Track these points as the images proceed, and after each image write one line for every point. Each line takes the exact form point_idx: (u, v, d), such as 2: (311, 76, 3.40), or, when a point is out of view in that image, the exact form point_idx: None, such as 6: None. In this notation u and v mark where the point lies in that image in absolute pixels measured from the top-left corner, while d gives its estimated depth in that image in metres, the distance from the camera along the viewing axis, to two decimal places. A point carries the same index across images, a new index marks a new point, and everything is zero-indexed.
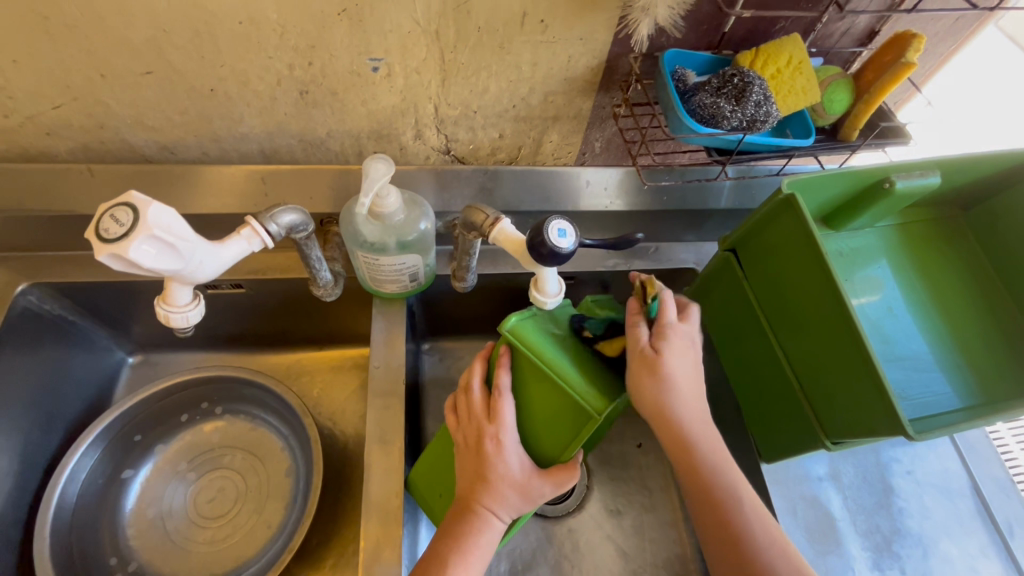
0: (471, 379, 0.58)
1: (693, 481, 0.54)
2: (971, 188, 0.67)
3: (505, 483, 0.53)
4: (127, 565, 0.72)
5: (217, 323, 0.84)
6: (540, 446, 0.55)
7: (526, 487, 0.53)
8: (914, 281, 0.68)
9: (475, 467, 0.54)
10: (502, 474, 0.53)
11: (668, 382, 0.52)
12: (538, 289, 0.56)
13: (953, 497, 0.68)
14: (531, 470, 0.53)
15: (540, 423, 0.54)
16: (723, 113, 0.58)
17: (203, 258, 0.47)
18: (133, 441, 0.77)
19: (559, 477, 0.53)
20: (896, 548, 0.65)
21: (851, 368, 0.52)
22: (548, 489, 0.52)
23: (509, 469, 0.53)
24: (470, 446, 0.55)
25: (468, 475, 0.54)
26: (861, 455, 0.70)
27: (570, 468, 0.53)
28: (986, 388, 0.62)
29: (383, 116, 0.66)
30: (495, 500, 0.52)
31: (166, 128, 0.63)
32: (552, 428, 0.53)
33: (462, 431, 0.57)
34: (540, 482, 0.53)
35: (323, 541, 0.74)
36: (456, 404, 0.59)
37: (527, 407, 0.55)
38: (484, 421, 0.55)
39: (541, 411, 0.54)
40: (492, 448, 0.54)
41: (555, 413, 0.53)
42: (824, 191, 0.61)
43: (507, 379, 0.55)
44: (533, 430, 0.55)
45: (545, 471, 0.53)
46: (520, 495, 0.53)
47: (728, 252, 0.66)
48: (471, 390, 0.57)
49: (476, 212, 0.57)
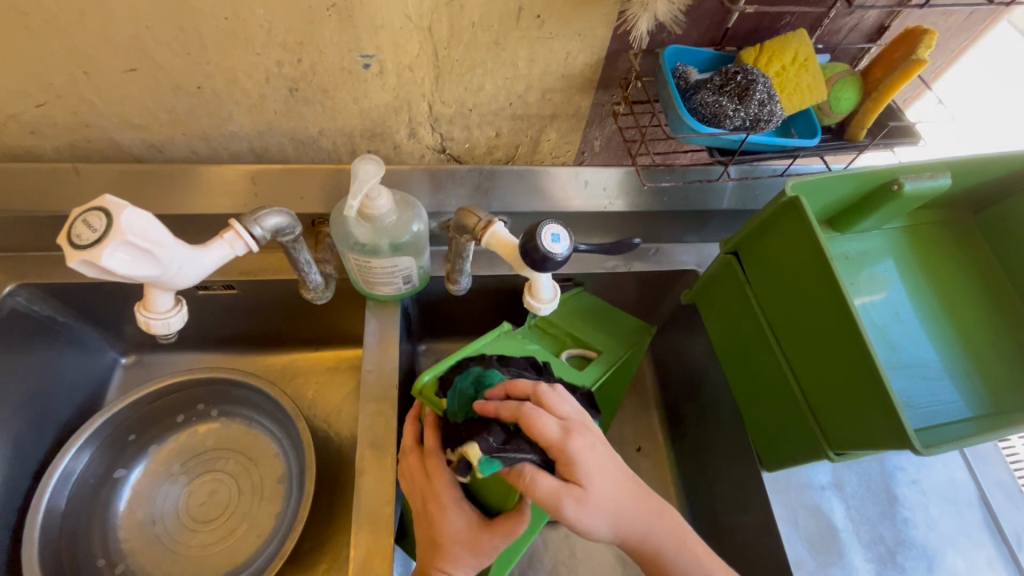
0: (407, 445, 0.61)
1: (638, 553, 0.55)
2: (983, 189, 0.64)
3: (454, 541, 0.54)
4: (115, 568, 0.71)
5: (210, 324, 0.83)
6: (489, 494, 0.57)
7: (476, 542, 0.54)
8: (922, 285, 0.66)
9: (427, 532, 0.55)
10: (450, 533, 0.54)
11: (587, 503, 0.49)
12: (533, 294, 0.55)
13: (960, 507, 0.66)
14: (478, 522, 0.55)
15: (480, 476, 0.57)
16: (725, 112, 0.55)
17: (184, 262, 0.45)
18: (127, 440, 0.76)
19: (507, 526, 0.54)
20: (901, 560, 0.63)
21: (855, 377, 0.50)
22: (500, 540, 0.54)
23: (456, 527, 0.54)
24: (420, 511, 0.57)
25: (424, 540, 0.55)
26: (865, 464, 0.68)
27: (519, 513, 0.54)
28: (996, 397, 0.60)
29: (375, 114, 0.64)
30: (449, 559, 0.53)
31: (153, 127, 0.62)
32: (491, 477, 0.56)
33: (411, 497, 0.58)
34: (491, 535, 0.54)
35: (315, 546, 0.73)
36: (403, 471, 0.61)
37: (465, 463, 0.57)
38: (425, 483, 0.57)
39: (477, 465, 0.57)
40: (438, 509, 0.55)
41: (485, 459, 0.56)
42: (830, 193, 0.59)
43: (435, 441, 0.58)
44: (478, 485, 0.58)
45: (494, 523, 0.55)
46: (472, 551, 0.54)
47: (729, 255, 0.65)
48: (408, 452, 0.60)
49: (469, 214, 0.56)
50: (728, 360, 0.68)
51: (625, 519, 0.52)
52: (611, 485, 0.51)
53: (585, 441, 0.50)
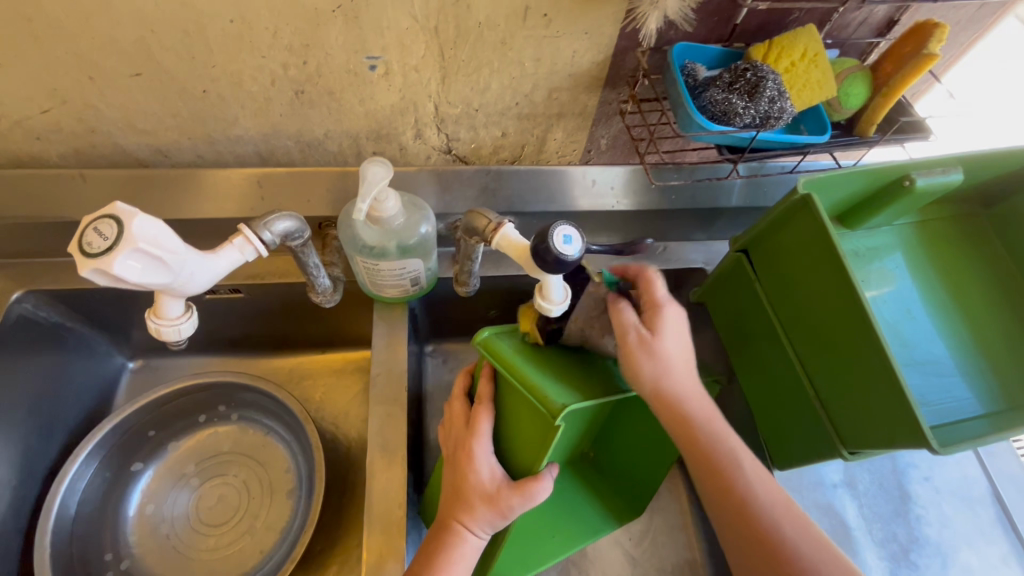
0: (457, 391, 0.64)
1: (690, 442, 0.52)
2: (996, 184, 0.64)
3: (474, 495, 0.53)
4: (121, 563, 0.71)
5: (218, 327, 0.82)
6: (519, 458, 0.56)
7: (495, 499, 0.53)
8: (934, 281, 0.65)
9: (453, 481, 0.56)
10: (472, 483, 0.54)
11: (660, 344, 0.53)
12: (543, 295, 0.53)
13: (974, 505, 0.66)
14: (503, 480, 0.54)
15: (516, 435, 0.57)
16: (735, 109, 0.55)
17: (195, 269, 0.45)
18: (148, 435, 0.77)
19: (530, 489, 0.52)
20: (914, 557, 0.62)
21: (867, 373, 0.50)
22: (518, 501, 0.52)
23: (480, 481, 0.54)
24: (450, 455, 0.58)
25: (447, 487, 0.56)
26: (877, 461, 0.68)
27: (541, 479, 0.53)
28: (1009, 393, 0.60)
29: (381, 116, 0.64)
30: (467, 514, 0.53)
31: (159, 131, 0.61)
32: (524, 440, 0.55)
33: (448, 443, 0.60)
34: (509, 493, 0.53)
35: (326, 547, 0.72)
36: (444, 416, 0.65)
37: (508, 421, 0.57)
38: (465, 432, 0.58)
39: (516, 423, 0.56)
40: (467, 460, 0.55)
41: (527, 417, 0.54)
42: (841, 190, 0.59)
43: (487, 388, 0.58)
44: (515, 445, 0.57)
45: (516, 483, 0.53)
46: (490, 508, 0.53)
47: (739, 253, 0.64)
48: (456, 402, 0.62)
49: (478, 216, 0.55)
50: (740, 360, 0.67)
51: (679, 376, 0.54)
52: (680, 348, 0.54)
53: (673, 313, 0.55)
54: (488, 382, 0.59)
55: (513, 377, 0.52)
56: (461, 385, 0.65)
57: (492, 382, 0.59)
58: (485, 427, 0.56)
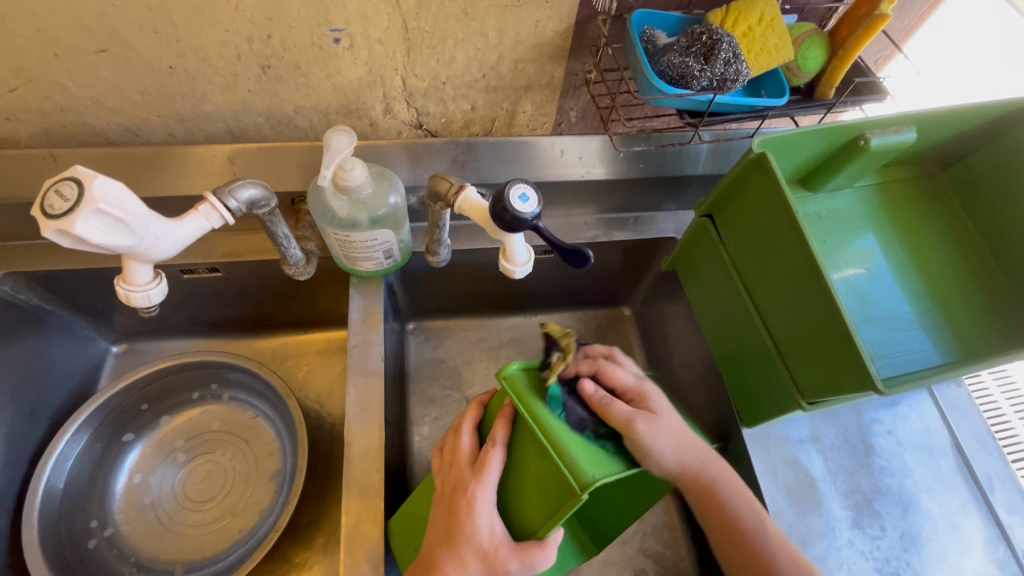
0: (466, 425, 0.59)
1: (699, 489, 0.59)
2: (952, 143, 0.65)
3: (469, 548, 0.50)
4: (105, 530, 0.73)
5: (199, 309, 0.83)
6: (519, 516, 0.52)
7: (492, 559, 0.49)
8: (894, 240, 0.67)
9: (445, 524, 0.52)
10: (470, 536, 0.50)
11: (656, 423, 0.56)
12: (507, 258, 0.57)
13: (934, 455, 0.68)
14: (502, 539, 0.51)
15: (521, 489, 0.52)
16: (692, 73, 0.56)
17: (159, 233, 0.47)
18: (141, 408, 0.78)
19: (531, 557, 0.49)
20: (877, 506, 0.65)
21: (821, 326, 0.52)
22: (516, 567, 0.49)
23: (478, 533, 0.50)
24: (446, 495, 0.54)
25: (438, 529, 0.52)
26: (842, 417, 0.70)
27: (544, 547, 0.50)
28: (964, 344, 0.62)
29: (349, 90, 0.64)
30: (454, 564, 0.50)
31: (128, 109, 0.62)
32: (529, 498, 0.51)
33: (444, 477, 0.56)
34: (508, 556, 0.49)
35: (312, 521, 0.75)
36: (444, 446, 0.60)
37: (517, 472, 0.53)
38: (468, 474, 0.53)
39: (524, 479, 0.52)
40: (466, 506, 0.51)
41: (541, 479, 0.50)
42: (799, 151, 0.60)
43: (502, 435, 0.53)
44: (521, 501, 0.52)
45: (516, 545, 0.50)
46: (483, 566, 0.50)
47: (704, 219, 0.66)
48: (462, 437, 0.58)
49: (441, 181, 0.56)
50: (708, 321, 0.69)
51: (690, 452, 0.57)
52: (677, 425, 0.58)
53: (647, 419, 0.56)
54: (505, 425, 0.54)
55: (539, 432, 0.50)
56: (470, 419, 0.60)
57: (509, 426, 0.54)
58: (492, 474, 0.52)
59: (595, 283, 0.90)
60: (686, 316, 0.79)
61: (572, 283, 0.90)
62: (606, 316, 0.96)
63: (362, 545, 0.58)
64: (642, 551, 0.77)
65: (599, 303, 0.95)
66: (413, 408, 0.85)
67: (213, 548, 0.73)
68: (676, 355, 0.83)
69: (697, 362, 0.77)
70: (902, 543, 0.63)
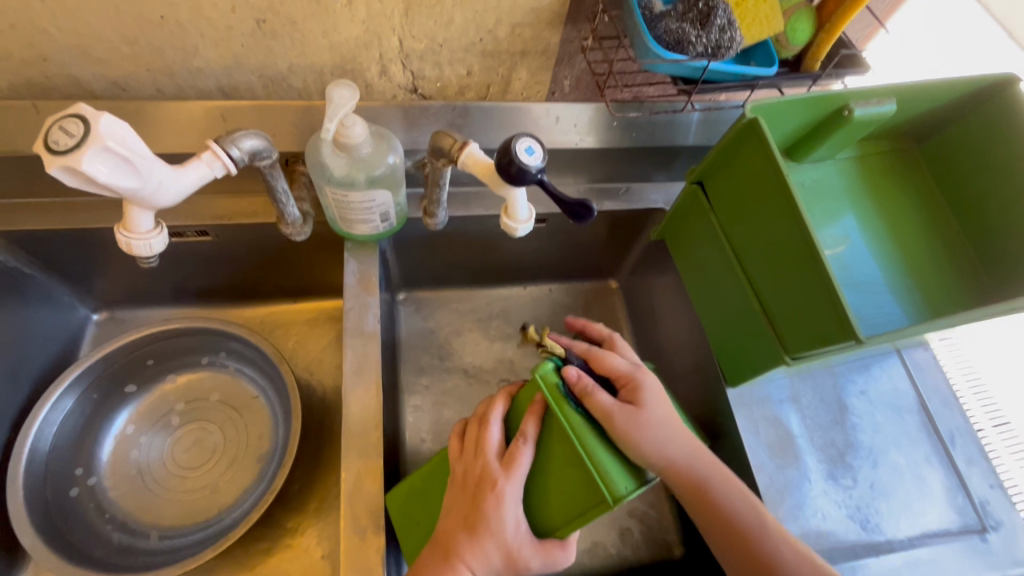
0: (494, 416, 0.58)
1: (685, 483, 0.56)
2: (927, 118, 0.69)
3: (491, 542, 0.51)
4: (89, 479, 0.73)
5: (185, 276, 0.82)
6: (540, 509, 0.54)
7: (515, 555, 0.51)
8: (872, 211, 0.70)
9: (467, 516, 0.53)
10: (495, 530, 0.51)
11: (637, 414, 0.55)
12: (509, 216, 0.59)
13: (902, 413, 0.73)
14: (525, 536, 0.52)
15: (545, 488, 0.53)
16: (689, 38, 0.58)
17: (162, 179, 0.46)
18: (146, 363, 0.78)
19: (552, 555, 0.52)
20: (850, 460, 0.69)
21: (808, 284, 0.54)
22: (537, 563, 0.51)
23: (503, 529, 0.52)
24: (469, 487, 0.54)
25: (458, 518, 0.53)
26: (818, 378, 0.74)
27: (564, 546, 0.52)
28: (932, 306, 0.66)
29: (346, 49, 0.64)
30: (474, 555, 0.51)
31: (115, 61, 0.60)
32: (555, 496, 0.53)
33: (464, 466, 0.56)
34: (531, 554, 0.51)
35: (304, 486, 0.76)
36: (467, 432, 0.59)
37: (543, 471, 0.54)
38: (496, 468, 0.53)
39: (547, 478, 0.53)
40: (491, 501, 0.52)
41: (567, 485, 0.52)
42: (788, 120, 0.62)
43: (533, 430, 0.53)
44: (543, 497, 0.53)
45: (539, 542, 0.52)
46: (504, 560, 0.51)
47: (695, 185, 0.68)
48: (488, 426, 0.57)
49: (444, 137, 0.57)
50: (697, 287, 0.72)
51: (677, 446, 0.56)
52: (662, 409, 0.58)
53: (628, 412, 0.54)
54: (535, 422, 0.54)
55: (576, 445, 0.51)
56: (499, 410, 0.58)
57: (540, 423, 0.54)
58: (521, 471, 0.53)
59: (585, 255, 0.92)
60: (674, 286, 0.81)
61: (562, 254, 0.92)
62: (593, 289, 0.98)
63: (362, 501, 0.59)
64: (629, 511, 0.81)
65: (587, 275, 0.97)
66: (405, 376, 0.86)
67: (200, 515, 0.73)
68: (663, 324, 0.86)
69: (684, 329, 0.80)
70: (872, 492, 0.67)
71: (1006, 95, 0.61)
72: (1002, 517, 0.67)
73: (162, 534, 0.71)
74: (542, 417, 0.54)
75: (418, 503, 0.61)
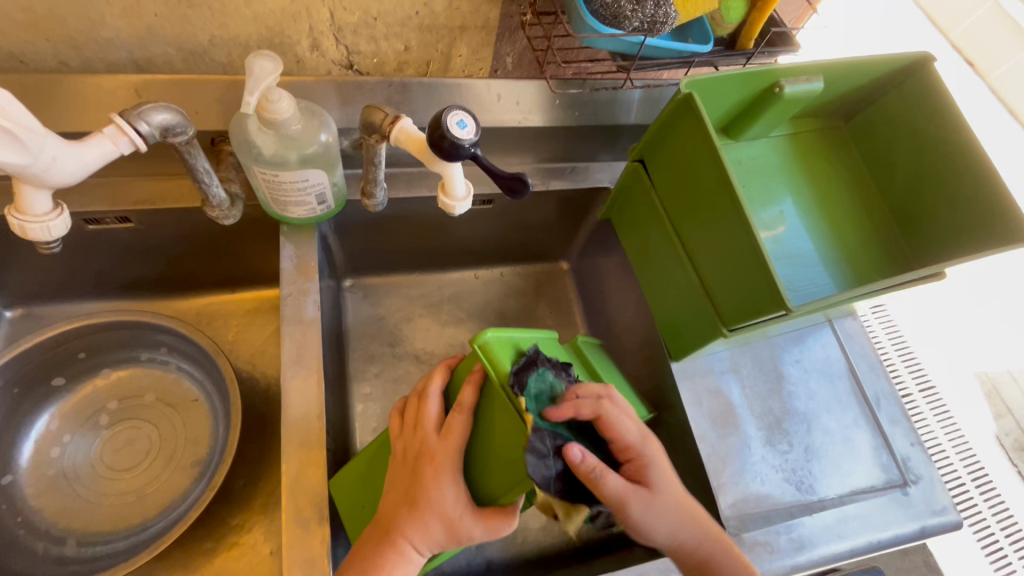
0: (433, 391, 0.57)
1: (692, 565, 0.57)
2: (852, 96, 0.72)
3: (432, 514, 0.50)
4: (4, 478, 0.68)
5: (109, 267, 0.77)
6: (482, 478, 0.53)
7: (456, 525, 0.50)
8: (804, 187, 0.73)
9: (408, 490, 0.52)
10: (434, 502, 0.50)
11: (651, 504, 0.52)
12: (447, 194, 0.58)
13: (833, 379, 0.77)
14: (467, 505, 0.51)
15: (485, 457, 0.52)
16: (625, 12, 0.57)
17: (57, 154, 0.45)
18: (78, 357, 0.73)
19: (495, 524, 0.50)
20: (786, 426, 0.72)
21: (743, 257, 0.56)
22: (480, 533, 0.50)
23: (443, 499, 0.51)
24: (409, 461, 0.54)
25: (400, 494, 0.52)
26: (758, 350, 0.77)
27: (508, 515, 0.51)
28: (858, 277, 0.69)
29: (271, 20, 0.60)
30: (416, 528, 0.50)
31: (9, 30, 0.55)
32: (495, 464, 0.51)
33: (405, 441, 0.55)
34: (472, 524, 0.50)
35: (249, 482, 0.73)
36: (407, 410, 0.58)
37: (483, 437, 0.53)
38: (434, 439, 0.53)
39: (487, 446, 0.52)
40: (430, 471, 0.52)
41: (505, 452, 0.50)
42: (724, 96, 0.63)
43: (471, 399, 0.53)
44: (485, 465, 0.52)
45: (481, 512, 0.51)
46: (447, 532, 0.51)
47: (636, 162, 0.69)
48: (427, 401, 0.56)
49: (375, 111, 0.55)
50: (640, 262, 0.73)
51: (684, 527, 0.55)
52: (676, 490, 0.55)
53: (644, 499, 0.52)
54: (472, 390, 0.53)
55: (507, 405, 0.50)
56: (437, 385, 0.58)
57: (477, 391, 0.53)
58: (460, 440, 0.52)
59: (535, 236, 0.92)
60: (622, 265, 0.82)
61: (512, 236, 0.91)
62: (544, 271, 0.98)
63: (305, 493, 0.57)
64: None
65: (538, 257, 0.97)
66: (353, 364, 0.84)
67: (133, 517, 0.69)
68: (611, 304, 0.87)
69: (631, 307, 0.81)
70: (806, 456, 0.71)
71: (923, 72, 0.65)
72: (922, 472, 0.72)
73: (80, 541, 0.67)
74: (480, 387, 0.53)
75: (363, 488, 0.59)
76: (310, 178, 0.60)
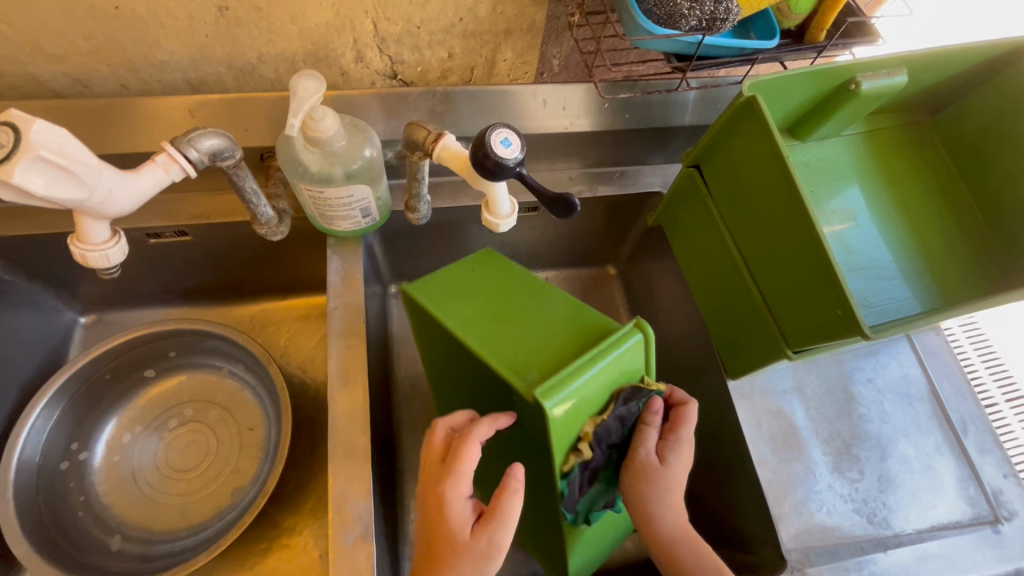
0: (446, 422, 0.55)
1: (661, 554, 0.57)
2: (941, 87, 0.64)
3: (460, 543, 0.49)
4: (81, 454, 0.74)
5: (170, 276, 0.80)
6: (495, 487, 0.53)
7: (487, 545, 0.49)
8: (881, 191, 0.66)
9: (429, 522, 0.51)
10: (458, 528, 0.49)
11: (656, 479, 0.55)
12: (491, 211, 0.57)
13: (911, 401, 0.70)
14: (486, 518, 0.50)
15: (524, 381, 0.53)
16: (681, 11, 0.53)
17: (112, 188, 0.47)
18: (167, 355, 0.78)
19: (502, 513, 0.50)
20: (856, 451, 0.67)
21: (811, 274, 0.51)
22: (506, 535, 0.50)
23: (459, 526, 0.50)
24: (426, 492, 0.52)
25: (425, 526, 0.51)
26: (824, 367, 0.72)
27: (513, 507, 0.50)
28: (944, 290, 0.62)
29: (316, 35, 0.60)
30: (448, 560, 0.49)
31: (72, 56, 0.57)
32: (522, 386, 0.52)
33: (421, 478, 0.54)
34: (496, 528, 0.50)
35: (300, 486, 0.74)
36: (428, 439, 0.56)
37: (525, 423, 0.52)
38: (442, 473, 0.51)
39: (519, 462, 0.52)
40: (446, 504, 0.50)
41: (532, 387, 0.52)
42: (789, 96, 0.58)
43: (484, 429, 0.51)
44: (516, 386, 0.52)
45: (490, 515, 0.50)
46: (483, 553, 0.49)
47: (691, 168, 0.65)
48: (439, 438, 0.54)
49: (417, 129, 0.55)
50: (694, 275, 0.69)
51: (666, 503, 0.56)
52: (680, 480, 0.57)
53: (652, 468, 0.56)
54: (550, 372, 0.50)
55: (586, 355, 0.49)
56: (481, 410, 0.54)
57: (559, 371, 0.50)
58: (467, 466, 0.50)
59: (581, 240, 0.89)
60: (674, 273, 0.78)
61: (557, 241, 0.88)
62: (591, 276, 0.94)
63: (350, 506, 0.58)
64: None
65: (585, 262, 0.94)
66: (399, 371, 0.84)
67: (190, 518, 0.72)
68: (662, 313, 0.83)
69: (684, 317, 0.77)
70: (880, 485, 0.65)
71: None
72: (1016, 507, 0.64)
73: (126, 537, 0.71)
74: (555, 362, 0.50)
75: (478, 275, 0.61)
76: (356, 197, 0.60)
